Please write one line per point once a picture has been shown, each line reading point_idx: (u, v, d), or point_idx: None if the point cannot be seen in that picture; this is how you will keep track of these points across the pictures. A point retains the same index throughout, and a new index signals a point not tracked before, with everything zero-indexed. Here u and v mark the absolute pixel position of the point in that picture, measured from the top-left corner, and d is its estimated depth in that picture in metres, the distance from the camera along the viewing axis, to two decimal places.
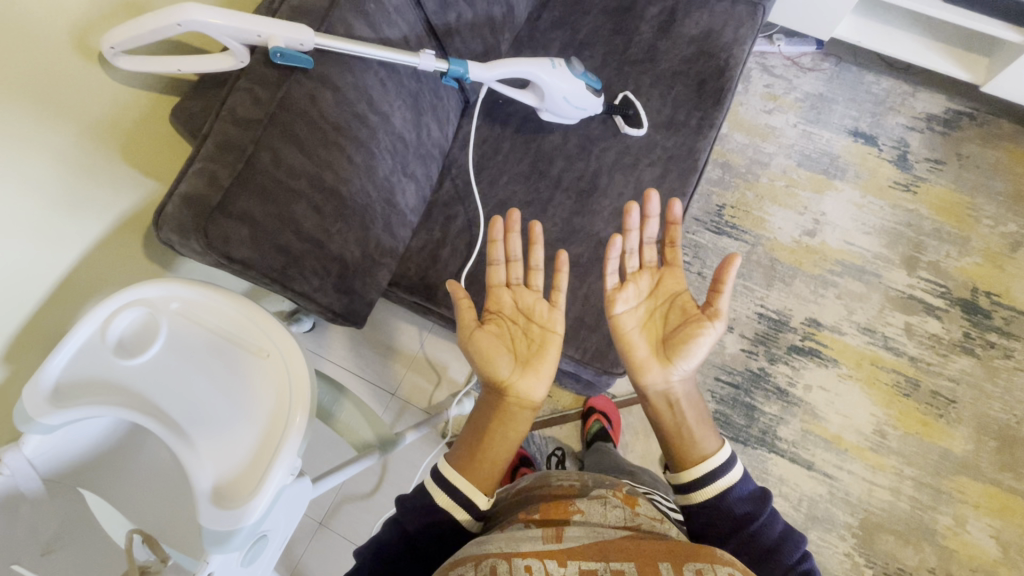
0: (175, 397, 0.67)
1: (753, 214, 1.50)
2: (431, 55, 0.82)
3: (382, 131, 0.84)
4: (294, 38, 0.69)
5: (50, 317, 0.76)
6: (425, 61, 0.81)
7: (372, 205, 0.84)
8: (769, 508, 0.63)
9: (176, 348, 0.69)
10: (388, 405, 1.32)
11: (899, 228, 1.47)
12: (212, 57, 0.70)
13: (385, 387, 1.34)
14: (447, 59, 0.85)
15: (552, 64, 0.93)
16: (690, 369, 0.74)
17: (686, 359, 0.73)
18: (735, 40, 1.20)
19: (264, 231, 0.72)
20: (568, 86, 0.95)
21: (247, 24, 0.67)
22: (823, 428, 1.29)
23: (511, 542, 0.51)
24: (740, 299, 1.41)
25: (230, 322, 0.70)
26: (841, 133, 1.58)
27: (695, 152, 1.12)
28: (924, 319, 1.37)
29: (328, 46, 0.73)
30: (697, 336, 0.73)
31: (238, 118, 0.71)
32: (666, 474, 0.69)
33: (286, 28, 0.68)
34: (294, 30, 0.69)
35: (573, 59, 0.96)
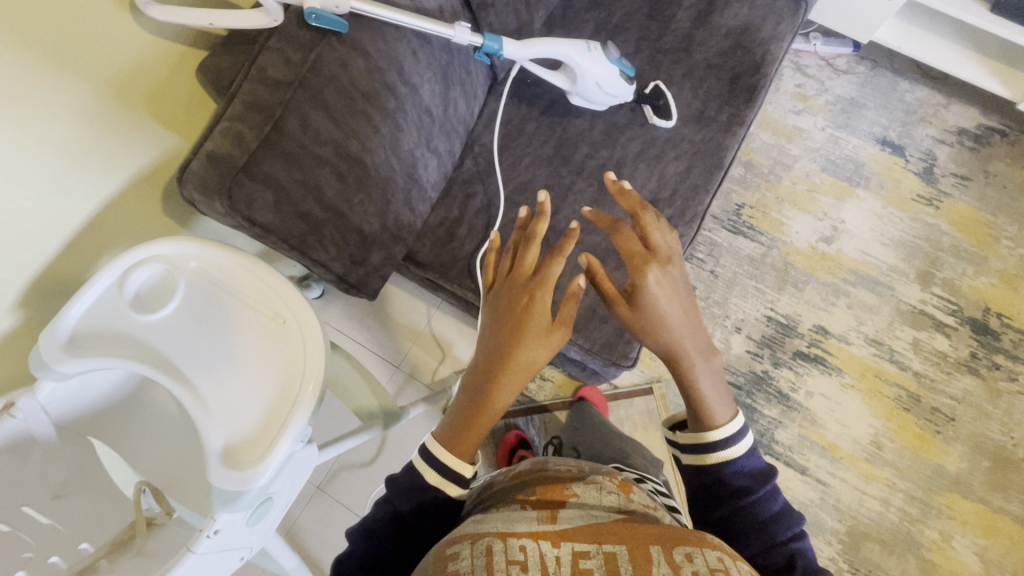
0: (188, 356, 0.67)
1: (771, 216, 1.48)
2: (465, 28, 0.80)
3: (410, 102, 0.83)
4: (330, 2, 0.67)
5: (69, 262, 0.76)
6: (459, 34, 0.80)
7: (394, 177, 0.84)
8: (773, 488, 0.64)
9: (194, 308, 0.69)
10: (391, 377, 1.33)
11: (917, 241, 1.46)
12: (246, 12, 0.68)
13: (390, 359, 1.35)
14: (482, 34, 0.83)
15: (587, 48, 0.91)
16: (662, 320, 0.69)
17: (653, 312, 0.69)
18: (773, 36, 1.18)
19: (287, 197, 0.71)
20: (601, 74, 0.93)
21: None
22: (820, 435, 1.29)
23: (508, 522, 0.52)
24: (750, 300, 1.41)
25: (248, 286, 0.70)
26: (869, 140, 1.55)
27: (722, 149, 1.10)
28: (932, 336, 1.37)
29: (364, 12, 0.71)
30: (644, 285, 0.69)
31: (269, 79, 0.69)
32: (686, 439, 0.68)
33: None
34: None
35: (608, 43, 0.93)
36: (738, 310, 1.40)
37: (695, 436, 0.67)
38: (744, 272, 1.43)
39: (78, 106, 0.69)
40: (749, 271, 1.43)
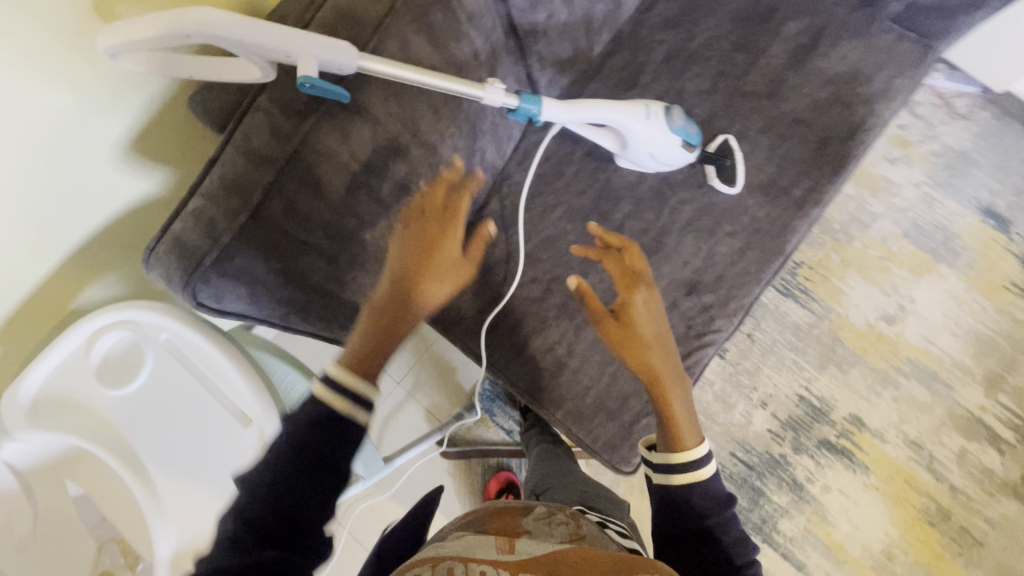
0: (158, 438, 0.66)
1: (830, 282, 1.31)
2: (499, 89, 0.66)
3: (425, 164, 0.71)
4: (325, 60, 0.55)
5: (57, 292, 0.73)
6: (491, 95, 0.66)
7: (400, 247, 0.74)
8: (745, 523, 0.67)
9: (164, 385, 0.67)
10: (390, 392, 1.29)
11: (995, 337, 1.27)
12: (231, 66, 0.55)
13: (390, 373, 1.30)
14: (520, 94, 0.69)
15: (647, 114, 0.76)
16: (646, 338, 0.73)
17: (638, 330, 0.73)
18: (883, 92, 0.97)
19: (265, 287, 0.62)
20: (658, 146, 0.78)
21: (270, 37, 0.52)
22: (828, 533, 1.21)
23: (469, 549, 0.51)
24: (785, 375, 1.28)
25: (220, 371, 0.68)
26: (970, 207, 1.33)
27: (788, 231, 0.94)
28: (983, 449, 1.22)
29: (374, 71, 0.58)
30: (632, 301, 0.74)
31: (252, 151, 0.58)
32: (665, 468, 0.69)
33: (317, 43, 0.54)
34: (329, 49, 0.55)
35: (674, 107, 0.77)
36: (768, 383, 1.28)
37: (675, 462, 0.68)
38: (785, 341, 1.30)
39: (70, 150, 0.63)
40: (791, 341, 1.29)
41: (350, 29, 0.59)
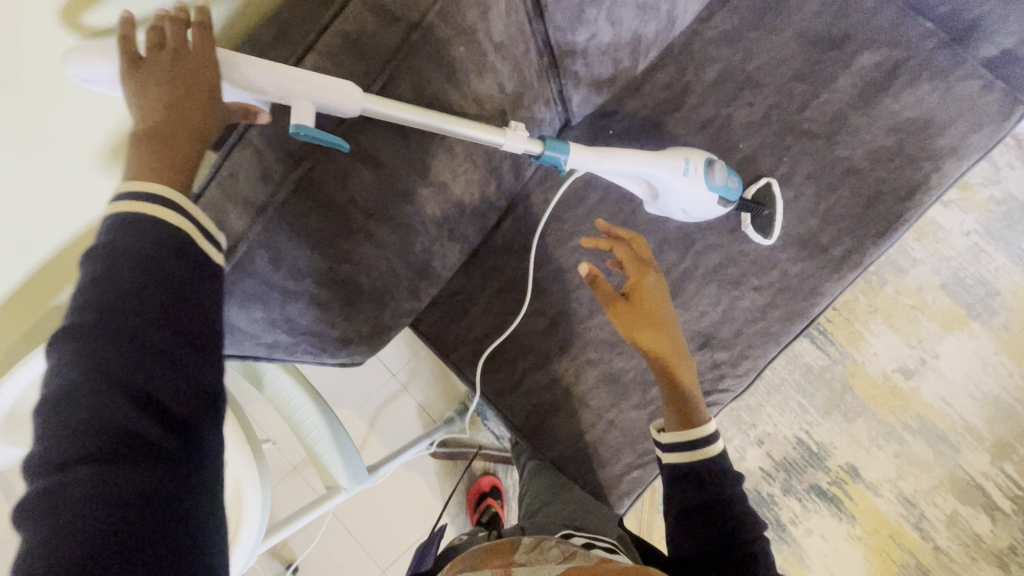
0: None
1: (852, 325, 1.26)
2: (522, 135, 0.59)
3: (433, 202, 0.65)
4: (331, 102, 0.48)
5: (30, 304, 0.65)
6: (513, 142, 0.59)
7: (397, 282, 0.70)
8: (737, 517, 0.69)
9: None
10: (385, 383, 1.27)
11: (1016, 405, 1.20)
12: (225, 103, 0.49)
13: (387, 364, 1.28)
14: (545, 141, 0.62)
15: (686, 169, 0.71)
16: (657, 321, 0.77)
17: (650, 310, 0.77)
18: (954, 149, 0.87)
19: (246, 334, 0.58)
20: (693, 206, 0.73)
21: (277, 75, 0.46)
22: (802, 573, 1.21)
23: None
24: (787, 415, 1.25)
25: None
26: (1021, 264, 1.23)
27: (818, 293, 0.88)
28: (976, 515, 1.19)
29: (380, 113, 0.51)
30: (643, 281, 0.77)
31: (239, 196, 0.51)
32: (682, 439, 0.74)
33: (324, 83, 0.48)
34: (336, 89, 0.48)
35: (716, 162, 0.72)
36: (768, 421, 1.25)
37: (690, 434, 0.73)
38: (793, 381, 1.25)
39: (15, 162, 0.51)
40: (799, 382, 1.25)
41: (359, 61, 0.51)
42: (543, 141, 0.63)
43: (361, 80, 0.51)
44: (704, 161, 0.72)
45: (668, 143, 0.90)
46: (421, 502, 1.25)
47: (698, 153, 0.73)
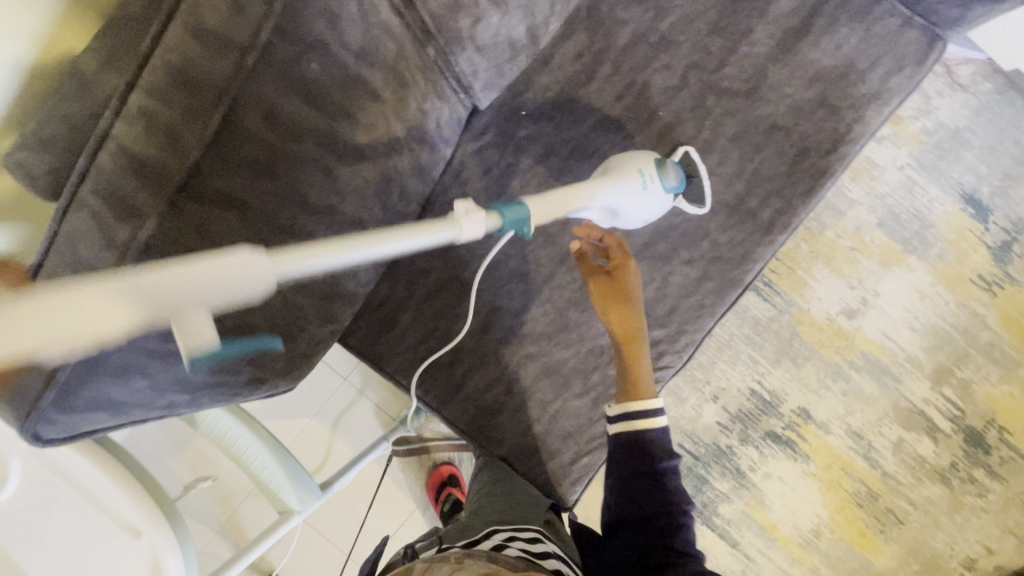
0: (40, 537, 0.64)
1: (796, 274, 1.26)
2: (479, 220, 0.53)
3: (323, 229, 0.60)
4: (239, 294, 0.33)
5: None
6: (470, 229, 0.52)
7: (304, 314, 0.66)
8: (673, 487, 0.71)
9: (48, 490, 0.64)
10: (336, 390, 1.18)
11: (952, 331, 1.24)
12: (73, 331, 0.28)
13: (336, 369, 1.18)
14: (503, 212, 0.58)
15: (643, 184, 0.76)
16: (630, 307, 0.78)
17: (627, 298, 0.77)
18: (875, 95, 0.84)
19: (133, 404, 0.54)
20: (653, 211, 0.79)
21: (124, 299, 0.28)
22: (763, 514, 1.27)
23: None
24: (739, 368, 1.27)
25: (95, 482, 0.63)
26: (952, 193, 1.24)
27: (750, 259, 0.87)
28: (920, 439, 1.25)
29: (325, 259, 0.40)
30: (631, 274, 0.77)
31: (83, 265, 0.46)
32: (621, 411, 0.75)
33: (215, 278, 0.31)
34: (241, 280, 0.32)
35: (666, 166, 0.78)
36: (722, 377, 1.27)
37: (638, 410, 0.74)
38: (743, 335, 1.27)
39: None
40: (748, 336, 1.27)
41: (192, 98, 0.45)
42: (503, 214, 0.58)
43: (198, 119, 0.45)
44: (653, 164, 0.78)
45: (585, 119, 0.85)
46: (389, 498, 1.22)
47: (646, 157, 0.79)
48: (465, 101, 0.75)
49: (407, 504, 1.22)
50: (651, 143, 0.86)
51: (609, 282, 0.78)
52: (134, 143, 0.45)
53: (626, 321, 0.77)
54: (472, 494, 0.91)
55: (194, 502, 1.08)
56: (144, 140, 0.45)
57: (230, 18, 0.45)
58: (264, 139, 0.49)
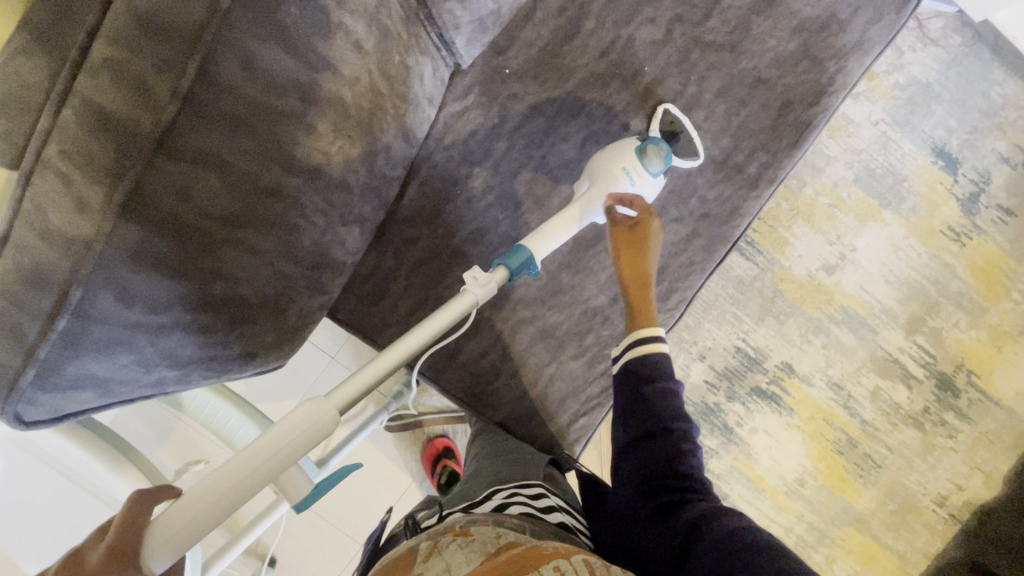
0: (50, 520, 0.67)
1: (777, 232, 1.28)
2: (487, 278, 0.63)
3: (309, 191, 0.57)
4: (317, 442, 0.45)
5: None
6: (482, 293, 0.62)
7: (293, 284, 0.63)
8: (676, 413, 0.65)
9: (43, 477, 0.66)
10: (325, 369, 1.15)
11: (924, 282, 1.29)
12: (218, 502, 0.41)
13: (324, 348, 1.15)
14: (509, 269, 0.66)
15: (631, 182, 0.77)
16: (641, 257, 0.77)
17: (640, 253, 0.76)
18: (857, 45, 0.84)
19: (120, 383, 0.51)
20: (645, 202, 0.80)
21: (230, 486, 0.40)
22: (750, 467, 1.32)
23: None
24: (724, 327, 1.30)
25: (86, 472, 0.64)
26: (924, 147, 1.27)
27: (737, 215, 0.88)
28: (895, 386, 1.30)
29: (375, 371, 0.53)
30: (650, 232, 0.76)
31: (53, 231, 0.43)
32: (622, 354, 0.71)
33: (293, 436, 0.43)
34: (316, 424, 0.44)
35: (649, 153, 0.77)
36: (708, 337, 1.30)
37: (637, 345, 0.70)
38: (727, 295, 1.29)
39: None
40: (732, 295, 1.29)
41: (160, 45, 0.41)
42: (507, 268, 0.66)
43: (169, 68, 0.42)
44: (636, 157, 0.77)
45: (570, 76, 0.83)
46: (385, 473, 1.22)
47: (628, 151, 0.77)
48: (447, 57, 0.73)
49: (405, 478, 1.22)
50: (637, 99, 0.85)
51: (628, 233, 0.76)
52: (103, 95, 0.41)
53: (639, 268, 0.76)
54: (471, 457, 0.88)
55: None
56: (111, 93, 0.42)
57: None
58: (242, 91, 0.46)
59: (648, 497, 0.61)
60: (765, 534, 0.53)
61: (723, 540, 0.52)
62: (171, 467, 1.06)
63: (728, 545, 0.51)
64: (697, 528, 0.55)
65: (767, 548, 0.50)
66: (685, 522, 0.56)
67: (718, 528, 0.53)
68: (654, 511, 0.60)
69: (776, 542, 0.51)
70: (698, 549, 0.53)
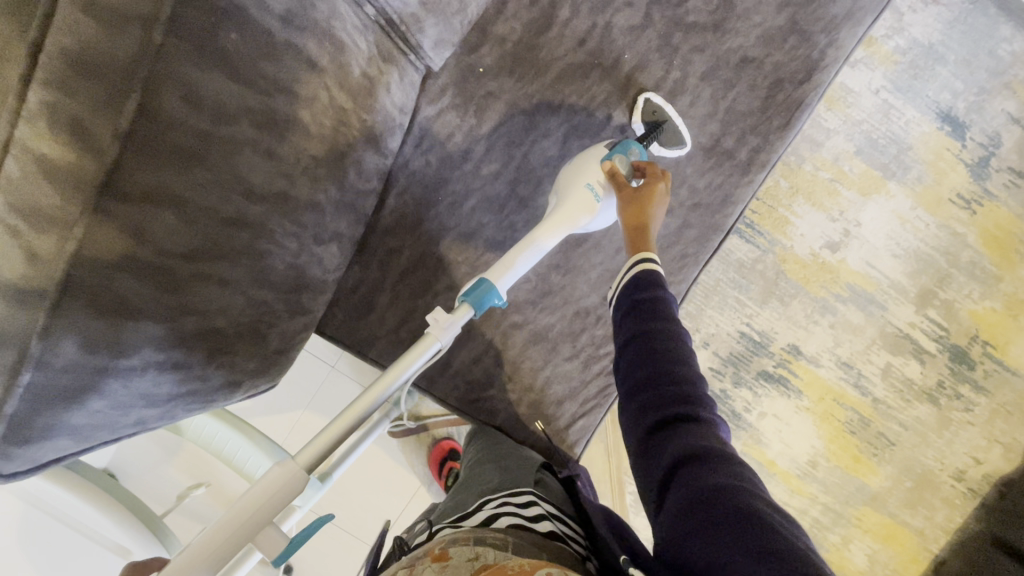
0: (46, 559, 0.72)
1: (777, 212, 1.24)
2: (449, 324, 0.63)
3: (275, 216, 0.56)
4: (286, 501, 0.52)
5: None
6: (445, 335, 0.63)
7: (271, 310, 0.62)
8: (677, 351, 0.59)
9: (38, 519, 0.70)
10: (324, 379, 1.14)
11: (934, 254, 1.24)
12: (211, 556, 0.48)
13: (323, 358, 1.14)
14: (472, 301, 0.64)
15: (596, 195, 0.72)
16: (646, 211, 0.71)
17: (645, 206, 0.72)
18: (849, 14, 0.79)
19: (95, 426, 0.51)
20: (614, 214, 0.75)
21: (228, 531, 0.49)
22: (761, 452, 1.29)
23: None
24: (727, 313, 1.27)
25: (74, 506, 0.69)
26: (928, 113, 1.22)
27: (730, 203, 0.85)
28: (907, 362, 1.27)
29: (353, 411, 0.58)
30: (653, 194, 0.72)
31: (10, 287, 0.41)
32: (627, 273, 0.67)
33: (266, 496, 0.51)
34: (285, 485, 0.52)
35: (616, 160, 0.72)
36: (711, 323, 1.27)
37: (645, 278, 0.66)
38: (728, 280, 1.26)
39: None
40: (734, 279, 1.26)
41: (97, 85, 0.40)
42: (469, 301, 0.64)
43: (107, 109, 0.40)
44: (602, 167, 0.73)
45: (547, 70, 0.80)
46: (394, 478, 1.22)
47: (593, 164, 0.73)
48: (414, 61, 0.70)
49: (412, 482, 1.22)
50: (618, 89, 0.81)
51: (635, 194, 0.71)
52: (39, 141, 0.40)
53: (643, 220, 0.70)
54: (464, 462, 0.86)
55: (194, 506, 1.07)
56: (52, 140, 0.40)
57: None
58: (190, 125, 0.45)
59: (638, 430, 0.58)
60: (753, 496, 0.46)
61: (697, 495, 0.47)
62: (181, 485, 1.07)
63: (700, 502, 0.47)
64: (676, 475, 0.51)
65: (743, 514, 0.44)
66: (665, 467, 0.52)
67: (697, 480, 0.49)
68: (642, 446, 0.56)
69: (761, 508, 0.45)
70: (670, 497, 0.50)
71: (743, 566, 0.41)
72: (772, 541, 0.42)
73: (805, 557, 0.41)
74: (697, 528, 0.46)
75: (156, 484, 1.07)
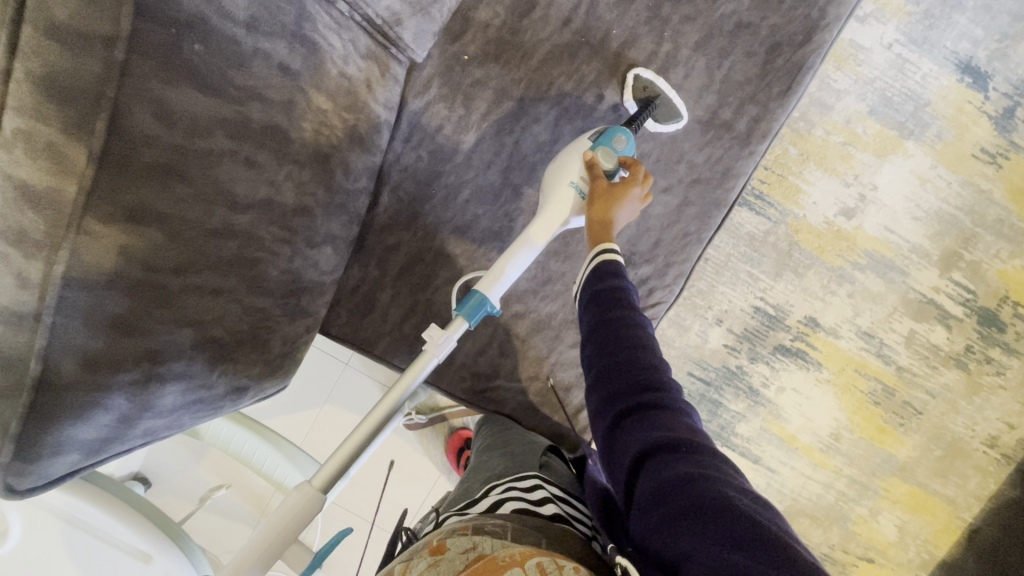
0: (76, 562, 0.77)
1: (787, 180, 1.20)
2: (447, 339, 0.66)
3: (261, 221, 0.56)
4: (308, 520, 0.58)
5: None
6: (443, 348, 0.66)
7: (269, 316, 0.63)
8: (637, 337, 0.59)
9: (62, 525, 0.73)
10: (340, 375, 1.16)
11: (957, 213, 1.18)
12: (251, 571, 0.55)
13: (337, 355, 1.15)
14: (467, 313, 0.66)
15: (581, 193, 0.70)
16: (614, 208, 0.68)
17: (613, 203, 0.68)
18: None
19: (103, 440, 0.52)
20: None
21: (265, 546, 0.56)
22: (782, 428, 1.27)
23: None
24: (739, 288, 1.23)
25: (94, 516, 0.72)
26: (946, 65, 1.15)
27: (731, 176, 0.82)
28: (932, 328, 1.22)
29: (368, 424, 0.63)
30: (626, 195, 0.69)
31: (10, 311, 0.43)
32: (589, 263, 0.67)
33: (289, 520, 0.57)
34: (304, 506, 0.57)
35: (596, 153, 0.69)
36: (723, 300, 1.24)
37: (605, 269, 0.65)
38: (739, 254, 1.22)
39: None
40: (746, 253, 1.22)
41: (67, 107, 0.40)
42: (464, 314, 0.66)
43: (81, 130, 0.41)
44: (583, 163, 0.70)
45: (533, 52, 0.78)
46: (413, 469, 1.24)
47: (575, 158, 0.71)
48: (394, 55, 0.69)
49: (431, 472, 1.24)
50: (608, 67, 0.79)
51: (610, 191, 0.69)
52: (20, 166, 0.41)
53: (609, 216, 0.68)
54: (474, 449, 0.86)
55: (224, 503, 1.11)
56: (30, 165, 0.41)
57: (82, 7, 0.39)
58: (166, 140, 0.45)
59: (603, 420, 0.57)
60: (725, 483, 0.45)
61: (668, 482, 0.46)
62: (207, 485, 1.11)
63: (671, 491, 0.46)
64: (645, 463, 0.50)
65: (717, 502, 0.43)
66: (632, 457, 0.52)
67: (664, 468, 0.48)
68: (610, 437, 0.55)
69: (733, 494, 0.44)
70: (640, 485, 0.49)
71: (716, 552, 0.41)
72: (742, 524, 0.41)
73: (776, 539, 0.40)
74: (674, 516, 0.45)
75: (184, 482, 1.11)
